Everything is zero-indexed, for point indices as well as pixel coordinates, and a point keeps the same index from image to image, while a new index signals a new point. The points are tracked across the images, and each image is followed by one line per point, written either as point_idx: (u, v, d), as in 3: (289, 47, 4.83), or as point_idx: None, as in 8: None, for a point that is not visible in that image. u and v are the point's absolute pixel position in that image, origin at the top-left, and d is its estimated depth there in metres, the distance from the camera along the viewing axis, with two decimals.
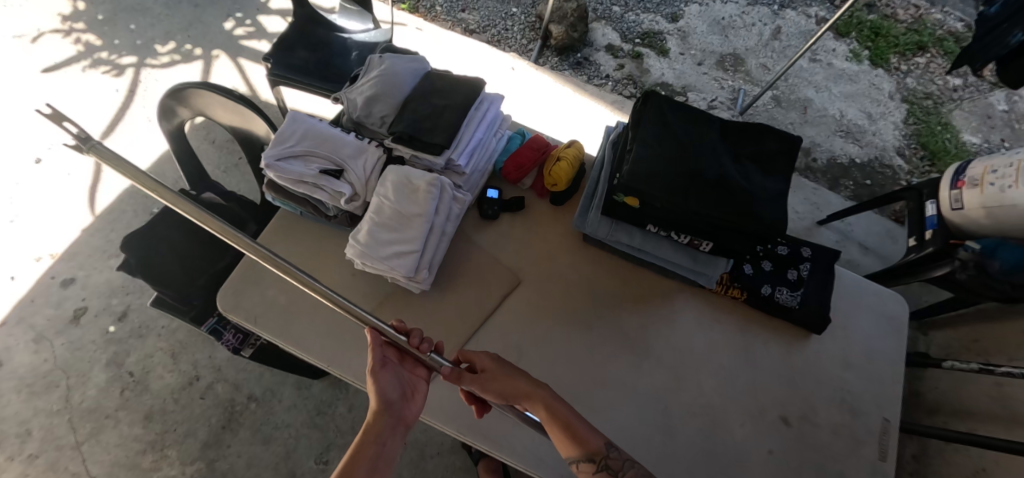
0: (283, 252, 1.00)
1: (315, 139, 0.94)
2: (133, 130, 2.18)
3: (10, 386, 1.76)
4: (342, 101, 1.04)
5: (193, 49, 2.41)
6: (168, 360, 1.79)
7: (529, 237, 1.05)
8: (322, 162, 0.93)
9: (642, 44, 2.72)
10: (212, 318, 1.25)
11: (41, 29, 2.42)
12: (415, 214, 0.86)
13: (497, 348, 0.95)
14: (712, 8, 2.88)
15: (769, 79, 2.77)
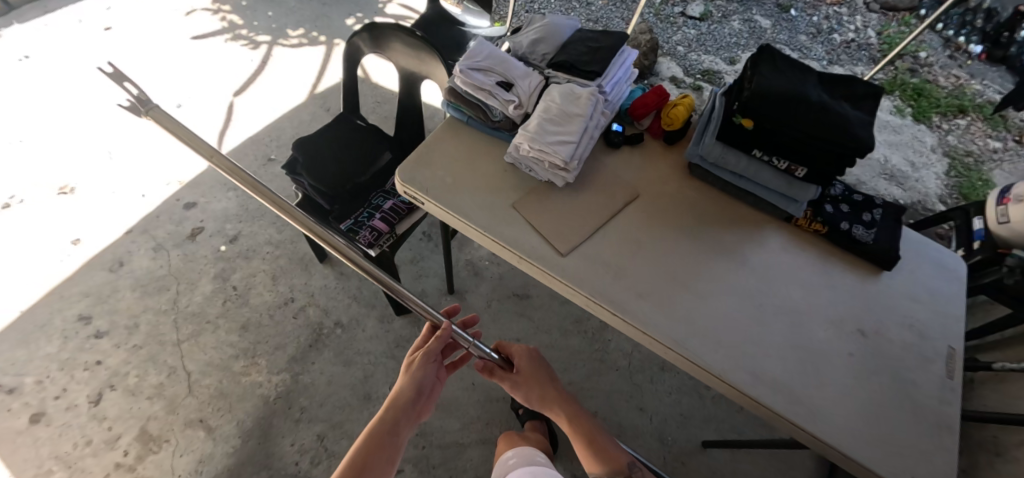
0: (449, 145, 1.21)
1: (494, 58, 1.18)
2: (263, 93, 2.55)
3: (126, 284, 1.96)
4: (509, 45, 1.29)
5: (318, 36, 2.82)
6: (268, 281, 1.99)
7: (644, 167, 1.26)
8: (498, 77, 1.17)
9: (703, 79, 3.27)
10: (350, 220, 1.46)
11: (195, 7, 2.87)
12: (576, 114, 1.08)
13: (620, 237, 1.13)
14: None
15: None
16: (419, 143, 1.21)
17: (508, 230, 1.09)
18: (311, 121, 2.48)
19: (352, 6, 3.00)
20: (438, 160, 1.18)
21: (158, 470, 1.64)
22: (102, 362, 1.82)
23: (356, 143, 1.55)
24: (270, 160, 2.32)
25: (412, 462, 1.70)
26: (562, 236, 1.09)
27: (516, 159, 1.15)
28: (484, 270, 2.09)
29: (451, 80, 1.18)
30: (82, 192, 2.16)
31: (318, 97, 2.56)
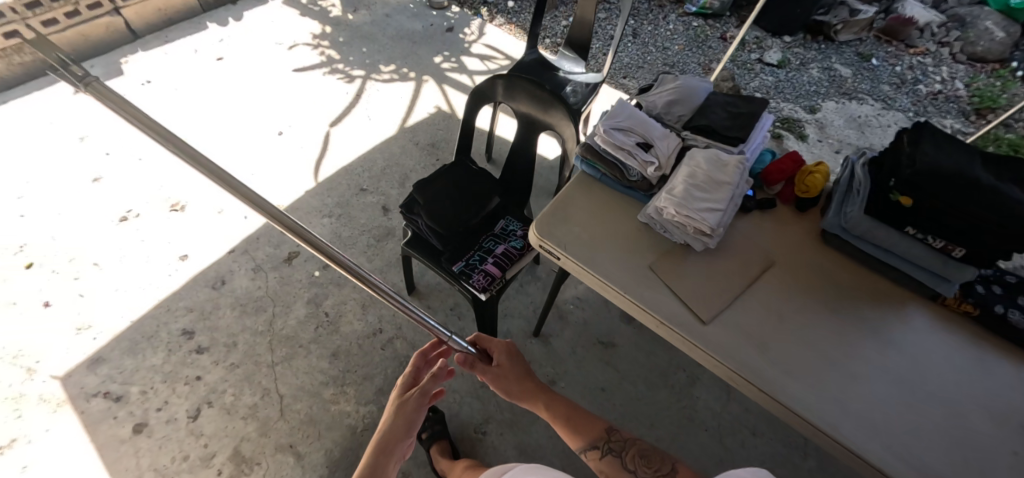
0: (583, 200, 1.24)
1: (634, 119, 1.23)
2: (356, 125, 2.67)
3: (227, 303, 2.05)
4: (641, 102, 1.32)
5: (409, 72, 2.95)
6: (358, 310, 2.03)
7: (777, 231, 1.24)
8: (637, 137, 1.22)
9: (783, 127, 3.23)
10: (462, 262, 1.49)
11: (296, 41, 3.05)
12: (724, 182, 1.12)
13: (758, 308, 1.12)
14: (848, 107, 3.43)
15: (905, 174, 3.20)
16: (553, 196, 1.24)
17: (647, 294, 1.10)
18: (400, 153, 2.57)
19: (440, 45, 3.13)
20: (574, 215, 1.21)
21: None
22: (202, 377, 1.89)
23: (470, 187, 1.61)
24: (362, 189, 2.40)
25: None
26: (704, 304, 1.10)
27: (653, 219, 1.16)
28: (568, 313, 2.09)
29: (590, 137, 1.23)
30: (191, 210, 2.30)
31: (407, 131, 2.66)
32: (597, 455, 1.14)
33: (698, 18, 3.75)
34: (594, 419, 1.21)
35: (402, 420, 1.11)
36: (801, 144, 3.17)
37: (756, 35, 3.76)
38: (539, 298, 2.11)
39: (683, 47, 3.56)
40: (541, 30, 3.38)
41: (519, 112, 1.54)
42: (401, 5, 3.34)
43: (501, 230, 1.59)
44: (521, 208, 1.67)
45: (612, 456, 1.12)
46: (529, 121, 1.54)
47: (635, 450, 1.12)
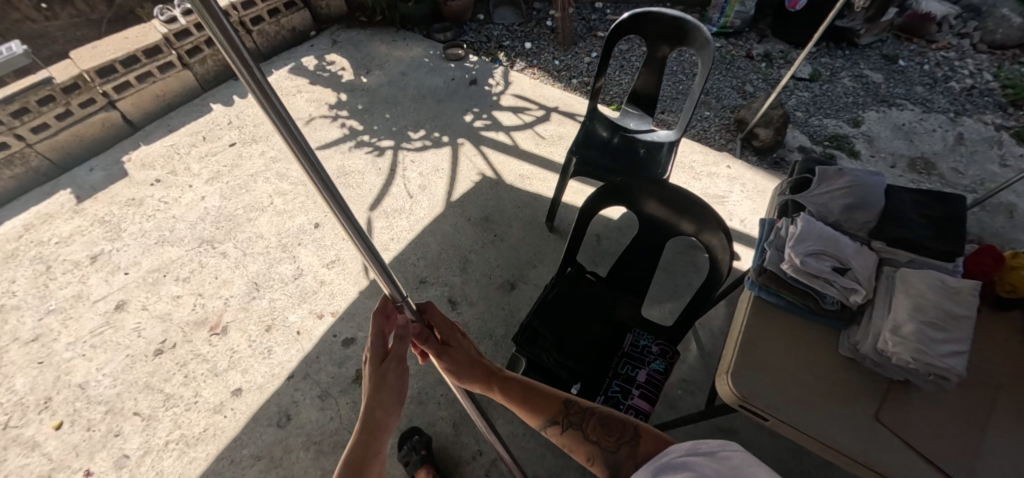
0: (772, 340, 1.17)
1: (825, 240, 1.17)
2: (397, 205, 2.44)
3: (299, 442, 1.79)
4: (812, 208, 1.27)
5: (441, 136, 2.73)
6: (450, 432, 1.83)
7: (982, 342, 1.16)
8: (832, 260, 1.16)
9: (832, 145, 3.09)
10: (601, 396, 1.40)
11: (312, 114, 2.80)
12: (961, 315, 1.07)
13: (1007, 449, 1.03)
14: (890, 115, 3.33)
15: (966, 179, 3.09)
16: (737, 340, 1.18)
17: (883, 455, 1.03)
18: (454, 233, 2.35)
19: (467, 100, 2.91)
20: (769, 363, 1.14)
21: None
22: None
23: (587, 301, 1.53)
24: (422, 281, 2.19)
25: None
26: (947, 459, 1.03)
27: (864, 357, 1.12)
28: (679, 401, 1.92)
29: (783, 267, 1.16)
30: (236, 332, 2.04)
31: (455, 205, 2.45)
32: (557, 430, 1.22)
33: (720, 37, 3.57)
34: (545, 392, 1.28)
35: (390, 392, 1.11)
36: (856, 162, 3.06)
37: (778, 47, 3.54)
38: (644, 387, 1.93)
39: (713, 71, 3.38)
40: (567, 70, 3.18)
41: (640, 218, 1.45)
42: (415, 58, 3.11)
43: (632, 345, 1.47)
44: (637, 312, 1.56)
45: (573, 429, 1.21)
46: (654, 225, 1.45)
47: (592, 421, 1.21)
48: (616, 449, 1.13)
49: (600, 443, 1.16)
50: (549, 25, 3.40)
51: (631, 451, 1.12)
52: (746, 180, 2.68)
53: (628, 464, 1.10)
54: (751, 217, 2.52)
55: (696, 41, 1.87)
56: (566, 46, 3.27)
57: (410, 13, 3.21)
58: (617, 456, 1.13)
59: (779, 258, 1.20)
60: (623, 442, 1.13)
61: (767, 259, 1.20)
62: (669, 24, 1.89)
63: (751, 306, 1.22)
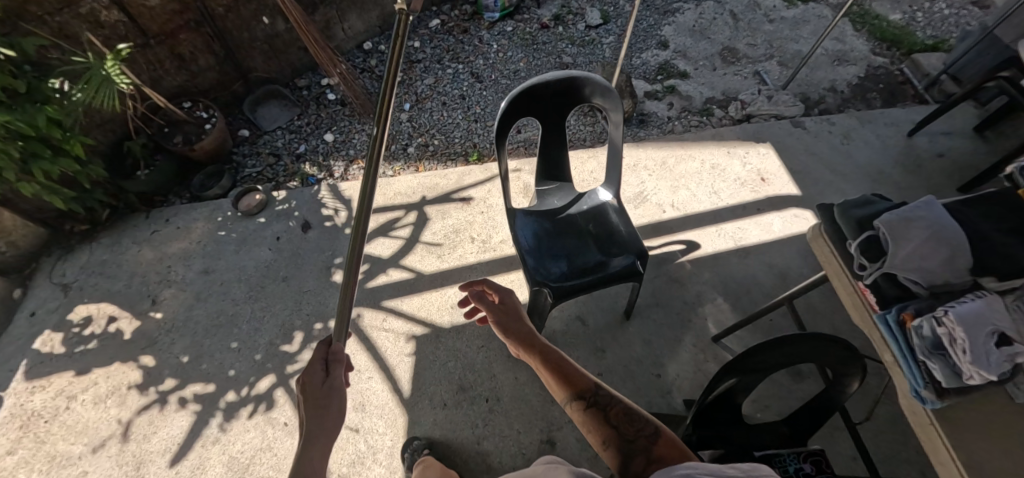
0: (978, 442, 1.02)
1: (976, 322, 1.02)
2: (352, 457, 1.76)
3: None
4: (913, 278, 1.13)
5: (325, 325, 2.00)
6: None
7: None
8: (991, 335, 1.02)
9: (665, 77, 2.96)
10: None
11: (122, 419, 1.80)
12: None
13: None
14: (678, 23, 3.23)
15: (761, 51, 3.11)
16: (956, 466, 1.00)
17: None
18: (444, 437, 1.79)
19: (318, 255, 2.16)
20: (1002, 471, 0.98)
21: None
22: None
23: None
24: None
25: None
26: None
27: None
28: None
29: (970, 381, 1.02)
30: None
31: (416, 402, 1.86)
32: (581, 406, 1.17)
33: (506, 21, 3.05)
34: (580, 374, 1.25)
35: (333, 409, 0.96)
36: (687, 81, 2.93)
37: (559, 3, 3.15)
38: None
39: (527, 59, 2.89)
40: (393, 142, 2.56)
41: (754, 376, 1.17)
42: (205, 241, 2.18)
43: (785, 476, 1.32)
44: (753, 444, 1.39)
45: (596, 409, 1.15)
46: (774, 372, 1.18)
47: (616, 405, 1.16)
48: (632, 437, 1.07)
49: (620, 428, 1.09)
50: (332, 100, 2.65)
51: (645, 449, 1.03)
52: (642, 162, 2.52)
53: (639, 456, 1.02)
54: (676, 198, 2.40)
55: (595, 92, 1.53)
56: (372, 116, 2.63)
57: (146, 185, 2.19)
58: (633, 446, 1.05)
59: (950, 370, 1.04)
60: (641, 434, 1.07)
61: (942, 377, 1.04)
62: (556, 88, 1.52)
63: (939, 421, 1.05)
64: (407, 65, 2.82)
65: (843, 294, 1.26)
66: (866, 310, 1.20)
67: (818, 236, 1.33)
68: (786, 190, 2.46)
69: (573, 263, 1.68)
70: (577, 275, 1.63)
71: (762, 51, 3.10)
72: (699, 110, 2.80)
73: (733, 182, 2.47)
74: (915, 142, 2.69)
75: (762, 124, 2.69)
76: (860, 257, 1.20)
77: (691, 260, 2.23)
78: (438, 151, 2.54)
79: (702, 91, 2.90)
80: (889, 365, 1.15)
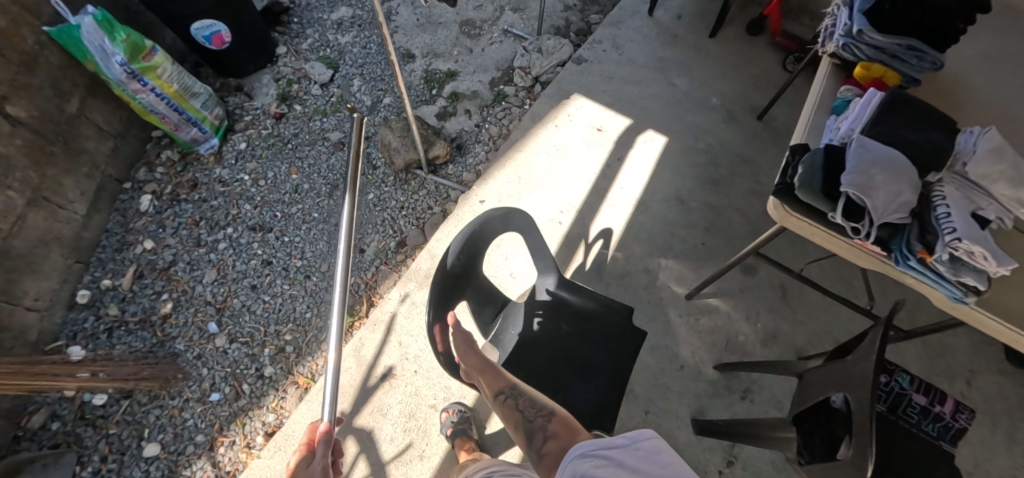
0: (1006, 302, 1.16)
1: (969, 227, 1.10)
2: None
3: None
4: (902, 218, 1.15)
5: None
6: None
7: None
8: (978, 227, 1.11)
9: (438, 86, 2.54)
10: (946, 441, 1.36)
11: None
12: (999, 151, 1.19)
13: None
14: (400, 24, 2.74)
15: (491, 7, 2.81)
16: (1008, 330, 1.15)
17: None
18: None
19: None
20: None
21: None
22: None
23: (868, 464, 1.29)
24: None
25: (1002, 401, 1.91)
26: None
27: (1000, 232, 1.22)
28: (774, 336, 1.97)
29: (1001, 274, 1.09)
30: None
31: None
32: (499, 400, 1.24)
33: (230, 140, 2.32)
34: (500, 368, 1.30)
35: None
36: (459, 79, 2.56)
37: (271, 83, 2.49)
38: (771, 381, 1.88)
39: (295, 166, 2.27)
40: (239, 382, 1.84)
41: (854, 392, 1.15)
42: None
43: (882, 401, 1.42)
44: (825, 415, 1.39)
45: (510, 400, 1.22)
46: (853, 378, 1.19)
47: (526, 393, 1.23)
48: (534, 419, 1.16)
49: (525, 413, 1.18)
50: (102, 405, 1.76)
51: (543, 425, 1.14)
52: (499, 189, 2.20)
53: (538, 434, 1.13)
54: (555, 203, 2.19)
55: (498, 228, 1.24)
56: (178, 377, 1.82)
57: None
58: (535, 427, 1.14)
59: (978, 274, 1.11)
60: (541, 415, 1.16)
61: (978, 283, 1.10)
62: (462, 262, 1.20)
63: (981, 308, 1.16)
64: (164, 278, 1.99)
65: (840, 250, 1.28)
66: (874, 257, 1.23)
67: (787, 215, 1.29)
68: (621, 125, 2.39)
69: (584, 380, 1.45)
70: (601, 392, 1.42)
71: (492, 7, 2.81)
72: (496, 99, 2.51)
73: (583, 149, 2.32)
74: (662, 16, 2.78)
75: (556, 80, 2.52)
76: (849, 223, 1.16)
77: (617, 249, 2.10)
78: (301, 345, 1.92)
79: (480, 80, 2.57)
80: (917, 286, 1.21)
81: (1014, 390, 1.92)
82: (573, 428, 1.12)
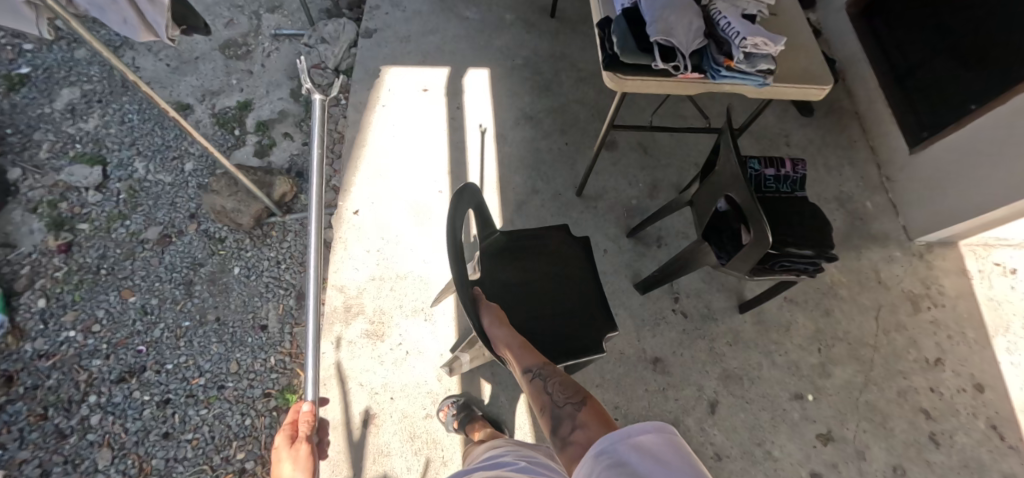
0: (789, 69, 1.45)
1: (745, 26, 1.33)
2: None
3: (949, 450, 1.79)
4: (703, 40, 1.35)
5: None
6: (840, 336, 1.94)
7: None
8: (750, 23, 1.36)
9: (237, 125, 2.25)
10: (800, 191, 1.49)
11: None
12: None
13: None
14: (149, 77, 2.32)
15: (244, 21, 2.51)
16: (797, 90, 1.44)
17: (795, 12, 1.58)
18: None
19: None
20: (803, 68, 1.45)
21: (955, 280, 2.12)
22: (983, 394, 1.91)
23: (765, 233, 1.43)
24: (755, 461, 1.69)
25: (819, 145, 2.42)
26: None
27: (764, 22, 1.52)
28: (655, 185, 2.14)
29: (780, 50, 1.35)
30: None
31: None
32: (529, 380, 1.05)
33: (22, 307, 1.87)
34: (535, 353, 1.12)
35: None
36: (256, 107, 2.29)
37: (31, 217, 2.01)
38: (672, 220, 2.05)
39: (126, 289, 1.94)
40: None
41: (735, 187, 1.24)
42: None
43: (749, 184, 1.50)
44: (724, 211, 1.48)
45: (540, 381, 1.03)
46: (728, 178, 1.28)
47: (558, 376, 1.02)
48: (562, 401, 0.93)
49: (553, 394, 0.97)
50: None
51: (572, 411, 0.89)
52: (366, 192, 2.04)
53: (565, 421, 0.88)
54: (425, 177, 2.07)
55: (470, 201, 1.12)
56: None
57: None
58: (563, 410, 0.91)
59: (768, 57, 1.36)
60: (570, 399, 0.93)
61: (770, 64, 1.35)
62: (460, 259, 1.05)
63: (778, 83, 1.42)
64: None
65: (671, 89, 1.43)
66: (697, 82, 1.39)
67: (622, 80, 1.39)
68: (443, 76, 2.35)
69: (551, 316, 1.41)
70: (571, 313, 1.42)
71: (245, 20, 2.51)
72: (307, 108, 2.30)
73: (421, 112, 2.23)
74: None
75: (357, 63, 2.37)
76: (670, 64, 1.33)
77: (501, 183, 2.09)
78: (260, 453, 1.71)
79: (278, 98, 2.33)
80: (733, 89, 1.43)
81: (815, 135, 2.45)
82: (603, 416, 0.86)
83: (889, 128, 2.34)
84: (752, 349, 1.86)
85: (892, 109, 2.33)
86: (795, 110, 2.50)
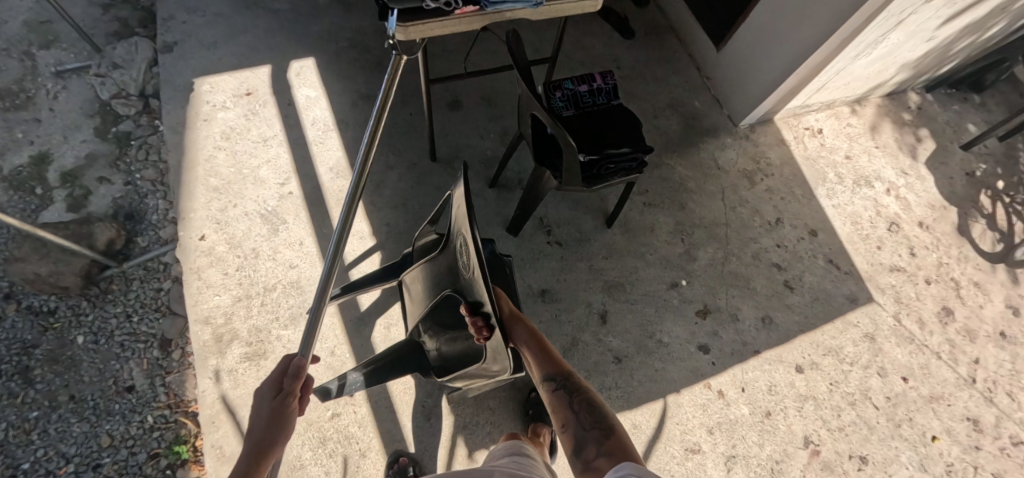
0: None
1: None
2: None
3: (799, 290, 2.09)
4: None
5: None
6: (698, 223, 2.15)
7: None
8: None
9: (37, 183, 1.97)
10: (612, 100, 1.60)
11: None
12: None
13: None
14: None
15: (11, 67, 2.17)
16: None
17: None
18: None
19: None
20: None
21: (778, 150, 2.43)
22: (817, 237, 2.22)
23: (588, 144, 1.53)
24: (650, 352, 1.85)
25: (645, 62, 2.60)
26: None
27: None
28: (506, 132, 2.19)
29: None
30: (844, 447, 1.84)
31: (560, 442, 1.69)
32: (552, 388, 1.13)
33: None
34: (562, 364, 1.18)
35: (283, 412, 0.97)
36: (55, 158, 2.01)
37: None
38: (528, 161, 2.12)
39: None
40: None
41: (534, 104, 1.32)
42: None
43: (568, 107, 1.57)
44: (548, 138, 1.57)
45: (562, 396, 1.09)
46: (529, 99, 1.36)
47: (583, 392, 1.09)
48: (586, 423, 1.02)
49: (578, 413, 1.04)
50: None
51: (595, 437, 0.98)
52: (207, 214, 1.87)
53: (588, 444, 0.98)
54: (270, 184, 1.94)
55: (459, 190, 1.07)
56: None
57: None
58: (587, 435, 1.00)
59: None
60: (594, 426, 1.01)
61: None
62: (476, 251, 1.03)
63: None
64: None
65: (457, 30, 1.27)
66: (477, 15, 1.26)
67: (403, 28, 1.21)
68: (264, 75, 2.18)
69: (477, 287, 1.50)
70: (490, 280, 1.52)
71: (11, 66, 2.17)
72: (118, 145, 2.07)
73: (247, 118, 2.07)
74: None
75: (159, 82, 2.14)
76: (441, 1, 1.21)
77: (352, 168, 2.02)
78: None
79: (79, 142, 2.05)
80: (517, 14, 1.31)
81: (640, 53, 2.62)
82: (625, 447, 0.96)
83: (697, 32, 2.57)
84: (627, 256, 2.00)
85: (694, 15, 2.55)
86: (618, 34, 2.66)
